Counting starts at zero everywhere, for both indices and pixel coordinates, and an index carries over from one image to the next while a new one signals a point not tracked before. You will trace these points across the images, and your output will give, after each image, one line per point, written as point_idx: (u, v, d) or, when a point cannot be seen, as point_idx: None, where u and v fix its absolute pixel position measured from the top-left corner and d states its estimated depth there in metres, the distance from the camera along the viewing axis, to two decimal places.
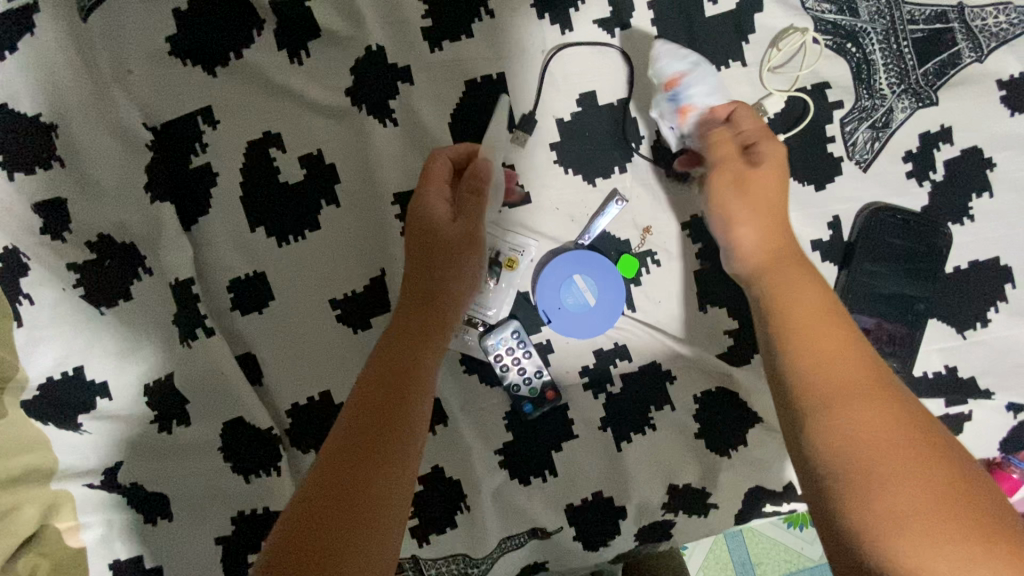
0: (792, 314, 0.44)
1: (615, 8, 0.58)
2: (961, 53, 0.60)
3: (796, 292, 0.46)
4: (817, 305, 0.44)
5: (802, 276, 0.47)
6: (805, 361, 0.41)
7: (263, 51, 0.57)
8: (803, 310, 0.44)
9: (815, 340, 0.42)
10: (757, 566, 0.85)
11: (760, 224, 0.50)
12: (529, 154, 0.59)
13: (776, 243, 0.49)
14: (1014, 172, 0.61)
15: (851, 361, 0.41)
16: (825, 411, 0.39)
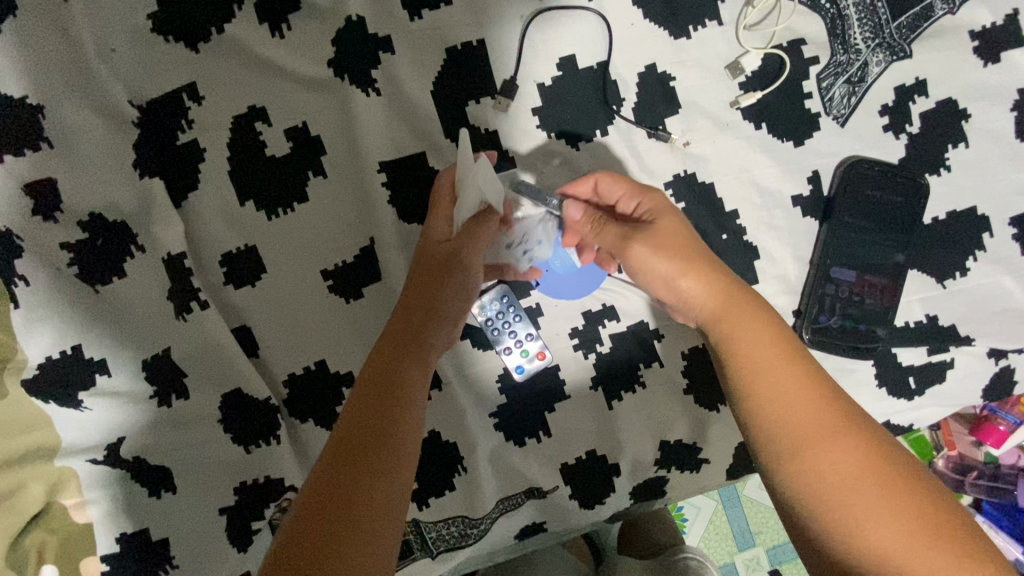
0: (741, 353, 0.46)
1: None
2: (933, 5, 0.61)
3: (747, 322, 0.47)
4: (767, 339, 0.46)
5: (745, 313, 0.47)
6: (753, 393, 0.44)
7: (244, 25, 0.57)
8: (749, 336, 0.46)
9: (773, 374, 0.44)
10: (756, 535, 0.86)
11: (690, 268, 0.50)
12: (512, 121, 0.59)
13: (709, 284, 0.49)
14: (988, 122, 0.62)
15: (798, 390, 0.43)
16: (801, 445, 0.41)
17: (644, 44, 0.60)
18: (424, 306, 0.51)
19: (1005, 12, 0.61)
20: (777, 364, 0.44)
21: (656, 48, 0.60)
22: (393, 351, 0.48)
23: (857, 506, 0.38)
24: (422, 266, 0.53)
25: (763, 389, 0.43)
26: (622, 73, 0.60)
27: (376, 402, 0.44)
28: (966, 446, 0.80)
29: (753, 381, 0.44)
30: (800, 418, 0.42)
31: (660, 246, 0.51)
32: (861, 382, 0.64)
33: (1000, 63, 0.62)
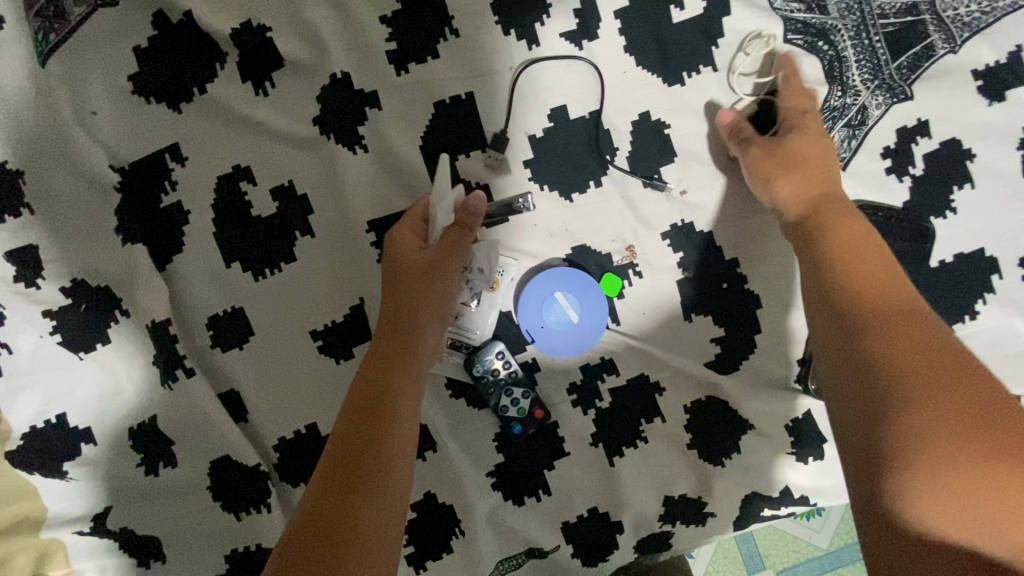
0: (847, 268, 0.45)
1: (581, 19, 0.57)
2: (934, 45, 0.59)
3: (858, 250, 0.46)
4: (876, 268, 0.44)
5: (860, 232, 0.48)
6: (855, 304, 0.42)
7: (227, 84, 0.56)
8: (862, 259, 0.45)
9: (876, 292, 0.43)
10: (767, 558, 0.83)
11: (801, 175, 0.53)
12: (503, 173, 0.58)
13: (817, 188, 0.53)
14: (994, 162, 0.60)
15: (906, 320, 0.40)
16: (882, 364, 0.38)
17: (637, 93, 0.58)
18: (403, 316, 0.51)
19: (1009, 49, 0.59)
20: (903, 311, 0.41)
21: (650, 96, 0.58)
22: (387, 362, 0.49)
23: (936, 441, 0.34)
24: (396, 276, 0.52)
25: (867, 302, 0.42)
26: (615, 121, 0.58)
27: (376, 414, 0.45)
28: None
29: (856, 296, 0.43)
30: (901, 367, 0.37)
31: (781, 164, 0.54)
32: None
33: (1004, 100, 0.60)
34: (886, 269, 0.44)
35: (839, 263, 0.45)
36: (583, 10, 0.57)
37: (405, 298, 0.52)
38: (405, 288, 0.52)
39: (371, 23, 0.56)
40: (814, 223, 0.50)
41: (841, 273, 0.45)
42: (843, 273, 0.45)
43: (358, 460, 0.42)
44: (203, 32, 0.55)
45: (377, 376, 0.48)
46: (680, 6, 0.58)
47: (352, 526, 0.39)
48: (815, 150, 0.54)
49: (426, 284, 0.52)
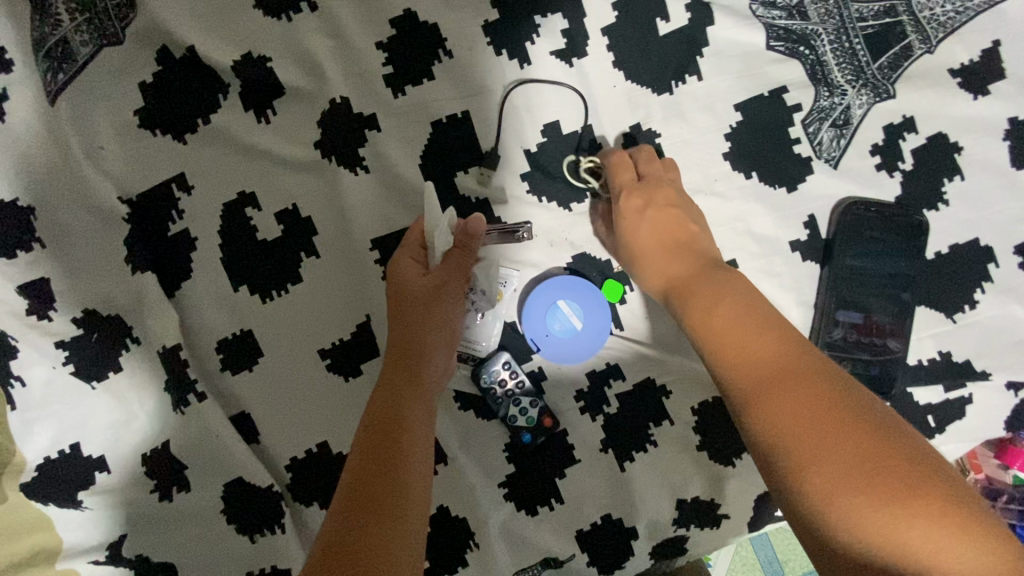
0: (711, 315, 0.48)
1: (570, 36, 0.59)
2: (912, 45, 0.61)
3: (713, 288, 0.50)
4: (742, 304, 0.48)
5: (714, 280, 0.51)
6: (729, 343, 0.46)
7: (229, 114, 0.58)
8: (718, 298, 0.49)
9: (741, 333, 0.46)
10: (785, 565, 0.82)
11: (655, 257, 0.55)
12: (501, 188, 0.59)
13: (672, 266, 0.54)
14: (980, 154, 0.62)
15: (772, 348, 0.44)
16: (768, 393, 0.41)
17: (627, 104, 0.60)
18: (412, 341, 0.53)
19: (985, 46, 0.61)
20: (770, 341, 0.44)
21: (640, 106, 0.60)
22: (397, 386, 0.50)
23: (826, 456, 0.37)
24: (402, 298, 0.54)
25: (731, 343, 0.46)
26: (607, 133, 0.60)
27: (393, 435, 0.46)
28: (992, 468, 0.66)
29: (724, 337, 0.46)
30: (802, 416, 0.39)
31: (638, 243, 0.56)
32: None
33: (985, 95, 0.61)
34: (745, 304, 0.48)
35: (687, 314, 0.50)
36: (571, 27, 0.59)
37: (411, 322, 0.53)
38: (412, 312, 0.53)
39: (367, 49, 0.58)
40: (675, 288, 0.53)
41: (716, 342, 0.47)
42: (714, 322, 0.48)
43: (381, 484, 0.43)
44: (204, 65, 0.57)
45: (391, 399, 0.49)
46: (665, 18, 0.59)
47: (380, 543, 0.39)
48: (652, 226, 0.56)
49: (431, 308, 0.54)
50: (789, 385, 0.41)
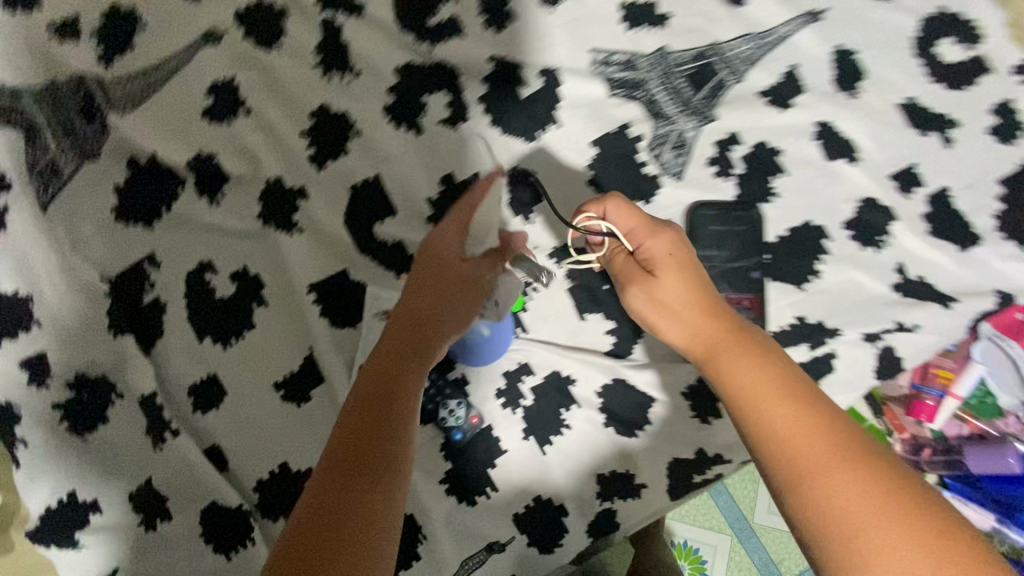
0: (749, 390, 0.50)
1: (452, 107, 0.75)
2: (724, 79, 0.76)
3: (746, 363, 0.52)
4: (779, 378, 0.50)
5: (748, 349, 0.53)
6: (770, 421, 0.48)
7: (187, 201, 0.72)
8: (749, 369, 0.51)
9: (780, 410, 0.48)
10: (780, 563, 0.89)
11: (688, 315, 0.57)
12: (412, 230, 0.73)
13: (711, 327, 0.56)
14: (797, 153, 0.76)
15: (811, 430, 0.46)
16: (813, 482, 0.44)
17: (505, 152, 0.75)
18: (418, 324, 0.59)
19: (783, 70, 0.77)
20: (812, 421, 0.47)
21: (516, 153, 0.75)
22: (402, 365, 0.56)
23: (878, 545, 0.40)
24: (427, 275, 0.62)
25: (773, 421, 0.48)
26: (492, 178, 0.74)
27: (395, 418, 0.52)
28: (912, 426, 0.97)
29: (764, 414, 0.48)
30: (797, 434, 0.46)
31: (673, 294, 0.58)
32: None
33: (791, 108, 0.76)
34: (779, 378, 0.50)
35: (730, 388, 0.52)
36: (452, 100, 0.75)
37: (427, 301, 0.60)
38: (428, 295, 0.60)
39: (292, 138, 0.73)
40: (712, 357, 0.54)
41: (720, 374, 0.53)
42: (750, 399, 0.50)
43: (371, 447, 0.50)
44: (164, 166, 0.72)
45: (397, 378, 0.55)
46: (525, 84, 0.75)
47: (361, 498, 0.46)
48: (686, 281, 0.58)
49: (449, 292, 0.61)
50: (782, 410, 0.48)
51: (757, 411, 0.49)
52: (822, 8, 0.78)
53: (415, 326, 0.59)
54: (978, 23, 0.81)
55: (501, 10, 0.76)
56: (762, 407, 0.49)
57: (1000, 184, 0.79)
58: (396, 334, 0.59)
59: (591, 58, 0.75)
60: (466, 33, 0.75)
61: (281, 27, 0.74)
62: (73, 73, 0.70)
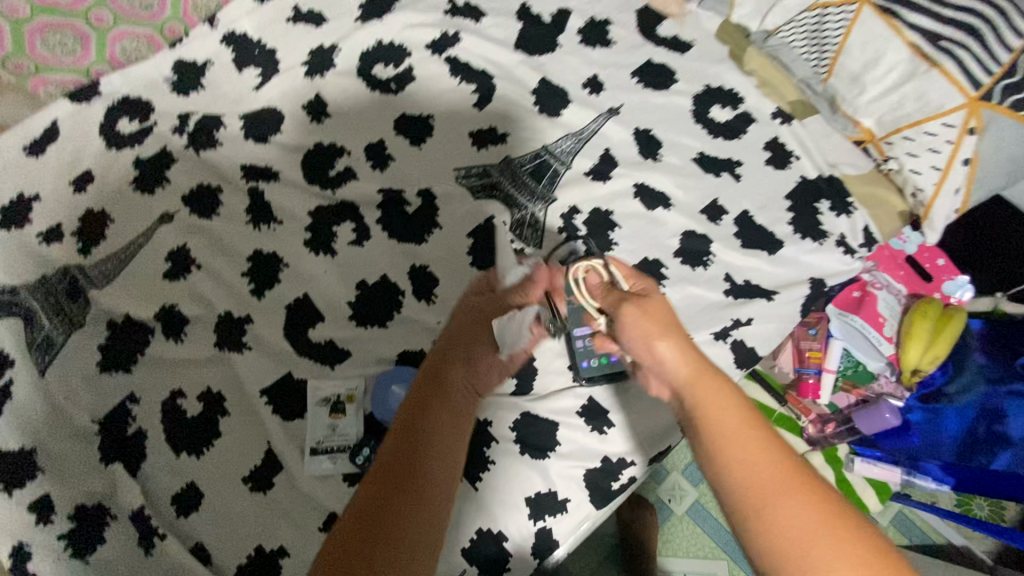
0: (713, 412, 0.54)
1: (357, 231, 0.98)
2: (558, 168, 1.03)
3: (717, 391, 0.55)
4: (744, 411, 0.54)
5: (720, 377, 0.56)
6: (733, 450, 0.51)
7: (157, 344, 0.90)
8: (717, 395, 0.55)
9: (744, 437, 0.52)
10: None
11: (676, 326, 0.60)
12: (340, 329, 0.92)
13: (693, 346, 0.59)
14: (623, 210, 1.01)
15: (772, 461, 0.50)
16: (769, 511, 0.48)
17: (403, 255, 0.97)
18: (439, 376, 0.70)
19: (599, 154, 1.04)
20: (770, 451, 0.51)
21: (411, 253, 0.97)
22: (430, 402, 0.66)
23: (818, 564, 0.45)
24: (455, 328, 0.78)
25: (735, 447, 0.51)
26: (396, 277, 0.95)
27: (428, 457, 0.60)
28: (811, 406, 1.16)
29: (730, 441, 0.52)
30: (757, 463, 0.50)
31: (661, 312, 0.61)
32: (634, 395, 0.93)
33: (610, 178, 1.02)
34: (742, 410, 0.54)
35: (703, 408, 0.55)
36: (356, 226, 0.98)
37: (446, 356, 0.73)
38: (449, 351, 0.75)
39: (237, 279, 0.94)
40: (692, 376, 0.57)
41: (698, 391, 0.56)
42: (715, 422, 0.53)
43: (403, 471, 0.58)
44: (135, 321, 0.91)
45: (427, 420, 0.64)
46: (409, 203, 0.99)
47: (397, 511, 0.55)
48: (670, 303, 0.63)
49: (468, 347, 0.75)
50: (749, 443, 0.51)
51: (724, 440, 0.52)
52: (617, 105, 1.07)
53: (440, 371, 0.71)
54: (736, 92, 1.10)
55: (382, 156, 1.03)
56: (730, 438, 0.52)
57: (786, 200, 1.03)
58: (429, 376, 0.71)
59: (456, 174, 1.02)
60: (359, 176, 1.02)
61: (218, 199, 0.99)
62: (61, 266, 0.93)
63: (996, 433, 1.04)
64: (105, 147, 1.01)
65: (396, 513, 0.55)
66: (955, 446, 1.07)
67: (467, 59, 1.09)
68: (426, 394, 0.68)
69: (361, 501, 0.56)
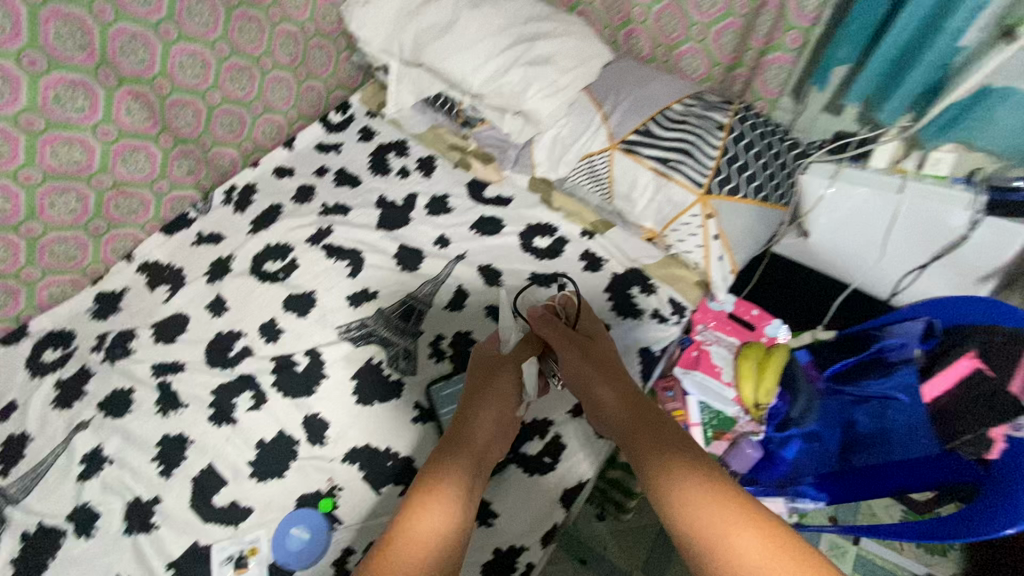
0: (646, 443, 0.77)
1: (255, 397, 1.14)
2: (422, 307, 1.26)
3: (650, 429, 0.79)
4: (669, 440, 0.76)
5: (651, 421, 0.80)
6: (663, 464, 0.72)
7: (69, 544, 0.97)
8: (648, 430, 0.78)
9: (671, 454, 0.73)
10: None
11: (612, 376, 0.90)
12: (244, 487, 1.04)
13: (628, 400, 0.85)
14: (479, 328, 1.23)
15: (692, 468, 0.70)
16: (692, 498, 0.67)
17: (296, 408, 1.13)
18: (481, 390, 0.91)
19: (453, 289, 1.29)
20: (690, 461, 0.72)
21: (304, 405, 1.13)
22: (471, 417, 0.86)
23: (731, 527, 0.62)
24: (484, 364, 0.97)
25: (666, 462, 0.72)
26: (292, 429, 1.10)
27: (466, 468, 0.77)
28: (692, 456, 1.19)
29: (662, 460, 0.73)
30: (679, 469, 0.71)
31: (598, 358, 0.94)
32: (513, 483, 1.06)
33: (465, 306, 1.26)
34: (667, 438, 0.76)
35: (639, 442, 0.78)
36: (254, 393, 1.15)
37: (471, 394, 0.91)
38: (486, 377, 0.94)
39: (147, 464, 1.06)
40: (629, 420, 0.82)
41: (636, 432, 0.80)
42: (651, 449, 0.75)
43: (451, 459, 0.78)
44: (48, 527, 0.99)
45: (459, 445, 0.81)
46: (299, 364, 1.18)
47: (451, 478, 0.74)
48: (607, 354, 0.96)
49: (491, 384, 0.91)
50: (679, 457, 0.72)
51: (659, 459, 0.73)
52: (462, 252, 1.37)
53: (479, 392, 0.91)
54: (551, 225, 1.44)
55: (274, 331, 1.23)
56: (660, 456, 0.73)
57: (605, 293, 1.29)
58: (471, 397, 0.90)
59: (338, 331, 1.23)
60: (256, 351, 1.21)
61: (129, 398, 1.14)
62: None
63: (850, 438, 1.10)
64: (29, 377, 1.17)
65: (452, 480, 0.74)
66: (825, 462, 1.10)
67: (340, 242, 1.38)
68: (467, 412, 0.87)
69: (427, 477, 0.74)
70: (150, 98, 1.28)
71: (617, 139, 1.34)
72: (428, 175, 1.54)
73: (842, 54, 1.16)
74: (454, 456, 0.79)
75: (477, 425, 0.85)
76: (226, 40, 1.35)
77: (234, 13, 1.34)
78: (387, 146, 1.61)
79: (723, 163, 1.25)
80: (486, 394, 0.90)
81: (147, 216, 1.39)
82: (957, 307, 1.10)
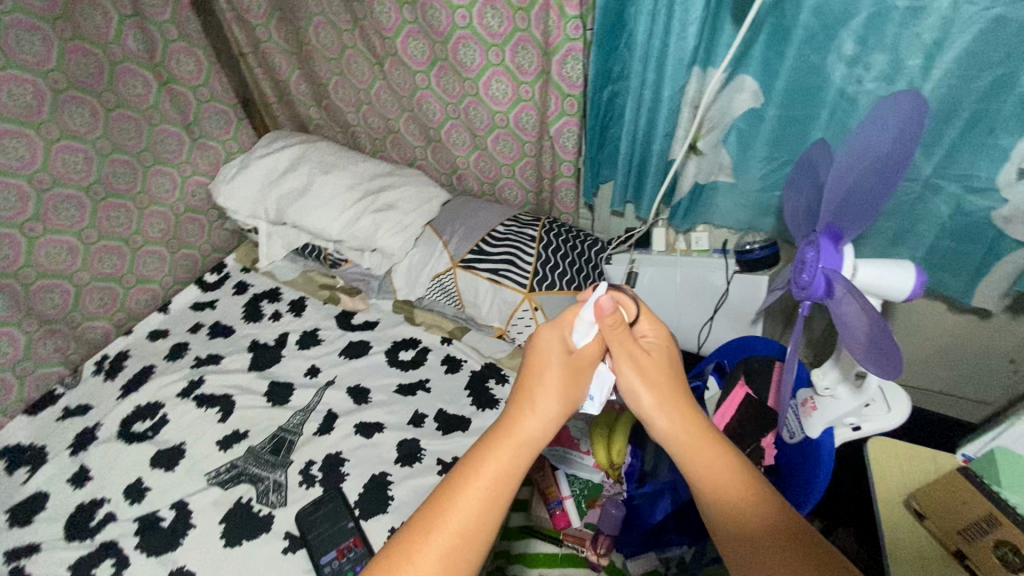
0: (711, 484, 0.65)
1: (116, 562, 1.13)
2: (292, 437, 1.33)
3: (719, 463, 0.66)
4: (742, 484, 0.64)
5: (724, 457, 0.66)
6: (726, 511, 0.63)
7: None
8: (715, 466, 0.66)
9: (742, 504, 0.63)
10: None
11: (683, 405, 0.71)
12: None
13: (697, 429, 0.69)
14: (348, 445, 1.31)
15: (762, 524, 0.61)
16: (756, 560, 0.60)
17: (159, 565, 1.12)
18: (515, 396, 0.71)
19: (323, 414, 1.39)
20: (765, 522, 0.61)
21: (169, 559, 1.13)
22: (493, 445, 0.66)
23: None
24: (534, 369, 0.73)
25: (733, 511, 0.63)
26: None
27: (485, 503, 0.63)
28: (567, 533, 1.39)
29: (725, 507, 0.63)
30: (748, 524, 0.62)
31: (669, 387, 0.72)
32: None
33: (334, 428, 1.35)
34: (737, 478, 0.65)
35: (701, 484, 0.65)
36: (115, 558, 1.13)
37: (534, 393, 0.70)
38: (525, 387, 0.71)
39: None
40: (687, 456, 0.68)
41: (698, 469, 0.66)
42: (716, 489, 0.64)
43: (447, 500, 0.63)
44: None
45: (513, 462, 0.65)
46: (165, 518, 1.19)
47: (442, 528, 0.61)
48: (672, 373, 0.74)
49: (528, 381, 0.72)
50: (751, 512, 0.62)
51: (725, 502, 0.63)
52: (331, 378, 1.48)
53: (511, 412, 0.69)
54: (414, 339, 1.60)
55: (139, 491, 1.25)
56: (729, 502, 0.63)
57: (466, 390, 1.44)
58: (505, 418, 0.69)
59: (207, 476, 1.27)
60: (119, 515, 1.21)
61: None
62: None
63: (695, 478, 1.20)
64: None
65: (441, 527, 0.61)
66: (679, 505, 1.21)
67: (211, 390, 1.45)
68: (491, 438, 0.67)
69: (421, 520, 0.62)
70: (14, 288, 1.38)
71: (457, 257, 1.58)
72: (299, 314, 1.69)
73: (605, 174, 1.51)
74: (504, 478, 0.64)
75: (503, 452, 0.66)
76: (94, 228, 1.51)
77: (101, 204, 1.51)
78: (260, 295, 1.76)
79: (539, 265, 1.52)
80: (522, 410, 0.69)
81: (9, 400, 1.42)
82: (741, 347, 1.30)
